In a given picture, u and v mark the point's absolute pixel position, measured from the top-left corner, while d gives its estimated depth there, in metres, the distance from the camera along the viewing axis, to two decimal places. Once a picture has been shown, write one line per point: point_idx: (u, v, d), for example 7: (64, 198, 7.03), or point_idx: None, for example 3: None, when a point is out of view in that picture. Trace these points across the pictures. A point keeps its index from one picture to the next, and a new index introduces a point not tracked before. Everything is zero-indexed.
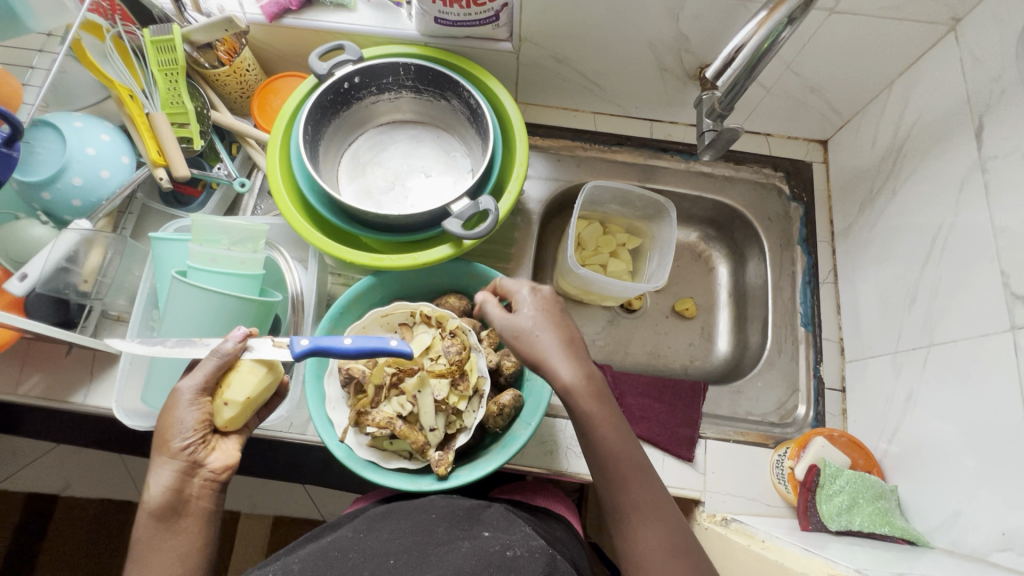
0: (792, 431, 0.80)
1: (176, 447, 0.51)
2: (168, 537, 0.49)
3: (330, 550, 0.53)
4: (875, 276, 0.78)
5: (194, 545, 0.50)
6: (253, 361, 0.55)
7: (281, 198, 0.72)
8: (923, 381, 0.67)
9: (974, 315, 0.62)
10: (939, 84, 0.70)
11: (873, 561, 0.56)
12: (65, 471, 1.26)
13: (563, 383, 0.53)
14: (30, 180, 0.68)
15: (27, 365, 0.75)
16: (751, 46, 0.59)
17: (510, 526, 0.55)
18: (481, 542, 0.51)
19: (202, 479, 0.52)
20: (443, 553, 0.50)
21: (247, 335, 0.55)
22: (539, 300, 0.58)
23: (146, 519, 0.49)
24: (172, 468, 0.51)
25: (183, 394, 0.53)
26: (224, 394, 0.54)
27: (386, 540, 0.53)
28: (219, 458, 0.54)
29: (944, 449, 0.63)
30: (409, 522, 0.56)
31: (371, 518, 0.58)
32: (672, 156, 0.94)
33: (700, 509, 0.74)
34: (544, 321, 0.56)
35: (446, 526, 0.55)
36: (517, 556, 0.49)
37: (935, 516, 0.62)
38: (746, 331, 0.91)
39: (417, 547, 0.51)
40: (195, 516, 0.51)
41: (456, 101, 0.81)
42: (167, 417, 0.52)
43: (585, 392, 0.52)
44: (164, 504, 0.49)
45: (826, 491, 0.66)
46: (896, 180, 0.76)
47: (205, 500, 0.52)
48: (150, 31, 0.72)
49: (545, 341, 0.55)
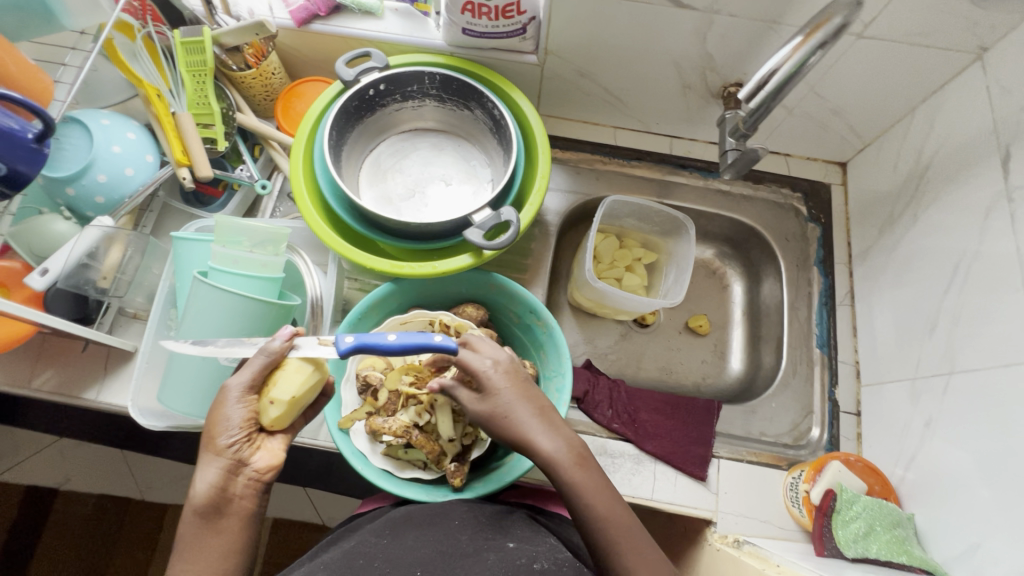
0: (806, 453, 0.79)
1: (222, 444, 0.50)
2: (210, 535, 0.48)
3: (352, 559, 0.51)
4: (892, 299, 0.78)
5: (236, 545, 0.49)
6: (298, 360, 0.54)
7: (304, 203, 0.72)
8: (942, 409, 0.66)
9: (997, 345, 0.61)
10: (963, 112, 0.70)
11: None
12: (66, 465, 1.26)
13: (544, 457, 0.52)
14: (55, 176, 0.68)
15: (40, 360, 0.75)
16: (784, 71, 0.59)
17: (535, 537, 0.55)
18: (507, 554, 0.51)
19: (246, 479, 0.51)
20: (469, 564, 0.49)
21: (294, 334, 0.55)
22: (502, 379, 0.55)
23: (190, 516, 0.49)
24: (217, 467, 0.50)
25: (231, 391, 0.52)
26: (269, 392, 0.53)
27: (410, 547, 0.52)
28: (264, 458, 0.52)
29: (964, 479, 0.62)
30: (431, 528, 0.54)
31: (391, 522, 0.57)
32: (691, 173, 0.94)
33: (712, 529, 0.73)
34: (516, 400, 0.54)
35: (470, 533, 0.54)
36: (545, 569, 0.49)
37: (954, 546, 0.61)
38: (760, 350, 0.91)
39: (442, 557, 0.50)
40: (237, 516, 0.50)
41: (480, 111, 0.81)
42: (215, 414, 0.51)
43: (569, 461, 0.52)
44: (208, 502, 0.49)
45: (843, 516, 0.65)
46: (918, 206, 0.76)
47: (248, 500, 0.51)
48: (181, 33, 0.74)
49: (518, 416, 0.54)
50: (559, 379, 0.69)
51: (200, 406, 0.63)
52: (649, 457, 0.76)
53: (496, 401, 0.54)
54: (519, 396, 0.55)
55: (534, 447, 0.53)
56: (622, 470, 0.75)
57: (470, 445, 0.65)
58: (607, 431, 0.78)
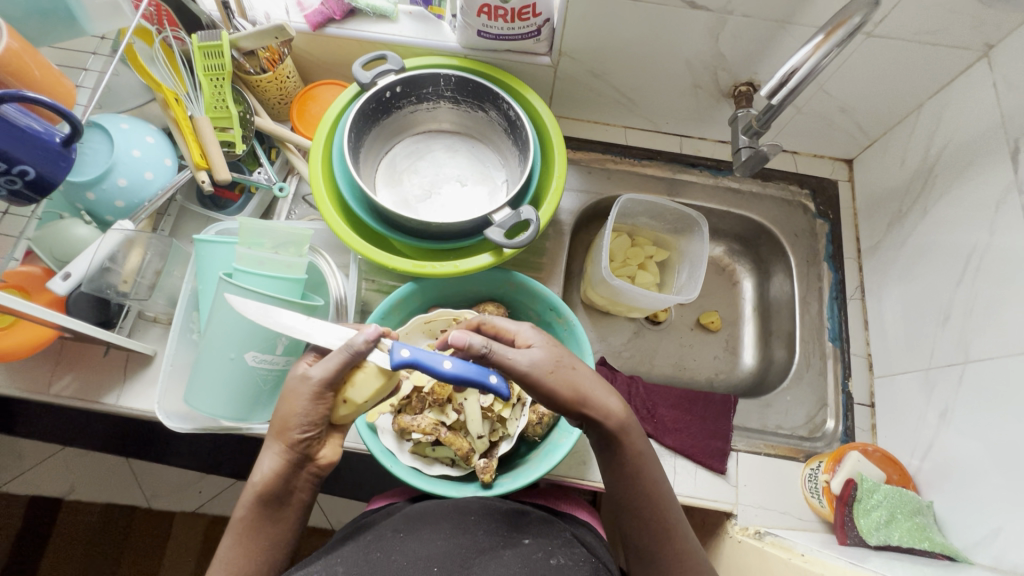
0: (822, 445, 0.80)
1: (291, 439, 0.52)
2: (269, 521, 0.52)
3: (368, 550, 0.51)
4: (902, 292, 0.80)
5: (287, 534, 0.53)
6: (377, 366, 0.52)
7: (324, 205, 0.73)
8: (957, 398, 0.68)
9: (1011, 334, 0.63)
10: (970, 108, 0.72)
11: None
12: (72, 475, 1.25)
13: (618, 415, 0.53)
14: (75, 181, 0.68)
15: (59, 365, 0.74)
16: (806, 68, 0.59)
17: (550, 531, 0.56)
18: (523, 549, 0.52)
19: (308, 473, 0.54)
20: (486, 562, 0.50)
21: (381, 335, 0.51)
22: (544, 336, 0.57)
23: (254, 500, 0.52)
24: (285, 459, 0.52)
25: (312, 388, 0.51)
26: (346, 392, 0.52)
27: (427, 539, 0.52)
28: (327, 454, 0.55)
29: (981, 466, 0.63)
30: (447, 520, 0.55)
31: (403, 515, 0.57)
32: (700, 171, 0.95)
33: (733, 522, 0.74)
34: (570, 357, 0.55)
35: (486, 529, 0.54)
36: (561, 565, 0.51)
37: (973, 532, 0.62)
38: (772, 345, 0.93)
39: (458, 553, 0.51)
40: (294, 507, 0.54)
41: (494, 112, 0.82)
42: (288, 407, 0.52)
43: (632, 422, 0.54)
44: (274, 493, 0.52)
45: (864, 505, 0.66)
46: (927, 200, 0.77)
47: (306, 493, 0.54)
48: (198, 37, 0.74)
49: (581, 372, 0.54)
50: None
51: (228, 407, 0.63)
52: (669, 451, 0.77)
53: (552, 352, 0.54)
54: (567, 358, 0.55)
55: (610, 402, 0.54)
56: None
57: (497, 441, 0.65)
58: None
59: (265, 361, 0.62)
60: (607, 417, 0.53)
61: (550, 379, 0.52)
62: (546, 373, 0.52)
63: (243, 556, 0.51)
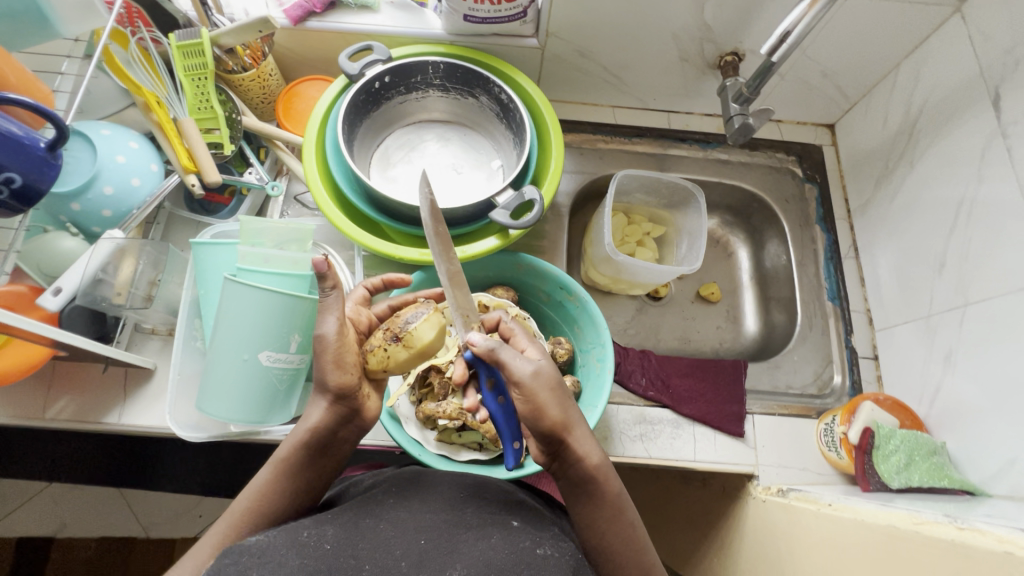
0: (832, 401, 0.82)
1: (342, 391, 0.52)
2: (308, 465, 0.53)
3: (358, 516, 0.48)
4: (895, 247, 0.83)
5: (320, 480, 0.54)
6: (422, 342, 0.54)
7: (322, 198, 0.71)
8: (960, 340, 0.70)
9: (1008, 272, 0.65)
10: (947, 62, 0.74)
11: (935, 508, 0.54)
12: (61, 511, 1.18)
13: (597, 460, 0.50)
14: (58, 192, 0.65)
15: (53, 388, 0.71)
16: (806, 22, 0.62)
17: (540, 522, 0.52)
18: (511, 535, 0.47)
19: (352, 426, 0.55)
20: (472, 540, 0.45)
21: (320, 268, 0.50)
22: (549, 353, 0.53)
23: (298, 445, 0.52)
24: (333, 412, 0.53)
25: (330, 341, 0.51)
26: (388, 365, 0.54)
27: (414, 514, 0.49)
28: (372, 407, 0.56)
29: (990, 402, 0.65)
30: (440, 497, 0.52)
31: (400, 485, 0.55)
32: (690, 145, 0.97)
33: (755, 483, 0.75)
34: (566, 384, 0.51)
35: (475, 508, 0.51)
36: (548, 556, 0.45)
37: (988, 466, 0.64)
38: (771, 310, 0.94)
39: (446, 527, 0.47)
40: (333, 456, 0.54)
41: (485, 97, 0.81)
42: (340, 355, 0.52)
43: (608, 471, 0.51)
44: (320, 440, 0.53)
45: (882, 451, 0.68)
46: (912, 154, 0.80)
47: (347, 445, 0.55)
48: (177, 36, 0.71)
49: (572, 405, 0.50)
50: (599, 349, 0.71)
51: (244, 411, 0.61)
52: (686, 419, 0.77)
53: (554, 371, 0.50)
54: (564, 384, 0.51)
55: (590, 446, 0.50)
56: (663, 435, 0.77)
57: None
58: (643, 399, 0.79)
59: (280, 360, 0.61)
60: (587, 456, 0.49)
61: (548, 396, 0.48)
62: (545, 389, 0.48)
63: (271, 496, 0.51)
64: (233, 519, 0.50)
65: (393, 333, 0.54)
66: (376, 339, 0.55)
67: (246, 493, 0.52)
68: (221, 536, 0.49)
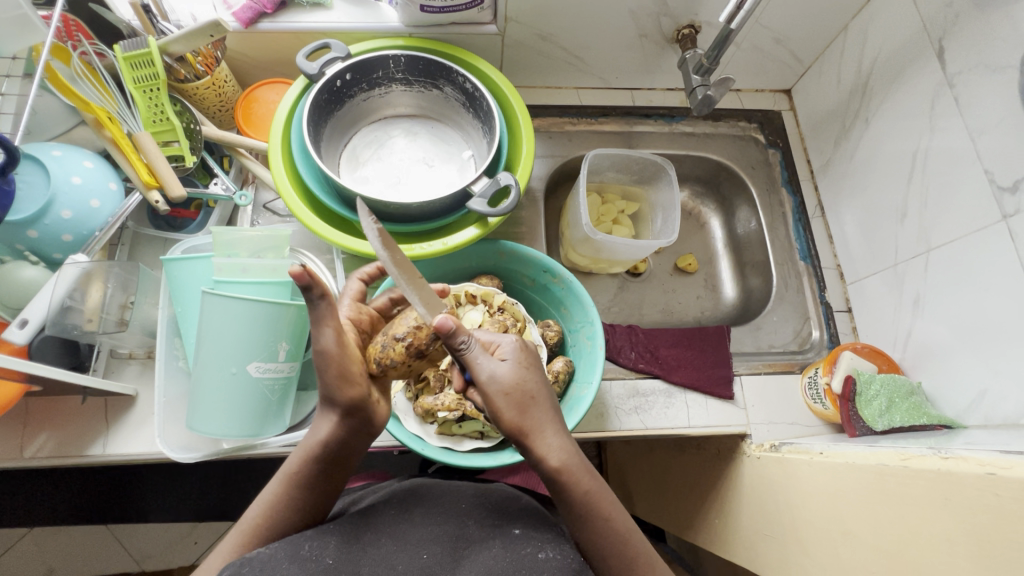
0: (813, 355, 0.85)
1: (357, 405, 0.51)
2: (321, 477, 0.52)
3: (360, 529, 0.49)
4: (858, 202, 0.86)
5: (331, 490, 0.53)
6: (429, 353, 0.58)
7: (292, 199, 0.70)
8: (927, 284, 0.74)
9: (965, 214, 0.68)
10: (893, 19, 0.77)
11: (918, 444, 0.57)
12: (45, 555, 1.13)
13: (555, 464, 0.46)
14: (11, 220, 0.62)
15: (29, 426, 0.68)
16: None
17: (540, 524, 0.52)
18: (512, 543, 0.48)
19: (363, 435, 0.52)
20: (474, 553, 0.46)
21: (301, 275, 0.44)
22: (521, 353, 0.49)
23: (308, 460, 0.52)
24: (337, 422, 0.52)
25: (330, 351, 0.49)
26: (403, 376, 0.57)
27: (415, 528, 0.50)
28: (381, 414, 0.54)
29: (959, 339, 0.69)
30: (441, 509, 0.53)
31: (400, 498, 0.56)
32: (655, 121, 0.98)
33: (748, 442, 0.78)
34: (530, 385, 0.47)
35: (477, 518, 0.52)
36: (550, 559, 0.46)
37: (962, 400, 0.67)
38: (747, 274, 0.97)
39: (449, 541, 0.48)
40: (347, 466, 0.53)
41: (450, 87, 0.80)
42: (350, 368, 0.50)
43: (580, 473, 0.47)
44: (327, 452, 0.51)
45: (864, 397, 0.70)
46: (867, 111, 0.83)
47: (360, 452, 0.53)
48: (122, 47, 0.68)
49: (537, 409, 0.47)
50: (588, 328, 0.72)
51: (235, 425, 0.59)
52: (678, 387, 0.79)
53: (519, 376, 0.47)
54: (531, 386, 0.47)
55: (554, 449, 0.46)
56: (657, 405, 0.78)
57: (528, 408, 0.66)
58: (634, 372, 0.80)
59: (269, 370, 0.60)
60: (541, 460, 0.46)
61: (503, 400, 0.46)
62: (499, 395, 0.46)
63: (280, 510, 0.51)
64: (243, 528, 0.50)
65: (417, 349, 0.56)
66: (397, 351, 0.55)
67: (257, 502, 0.52)
68: (229, 549, 0.49)
